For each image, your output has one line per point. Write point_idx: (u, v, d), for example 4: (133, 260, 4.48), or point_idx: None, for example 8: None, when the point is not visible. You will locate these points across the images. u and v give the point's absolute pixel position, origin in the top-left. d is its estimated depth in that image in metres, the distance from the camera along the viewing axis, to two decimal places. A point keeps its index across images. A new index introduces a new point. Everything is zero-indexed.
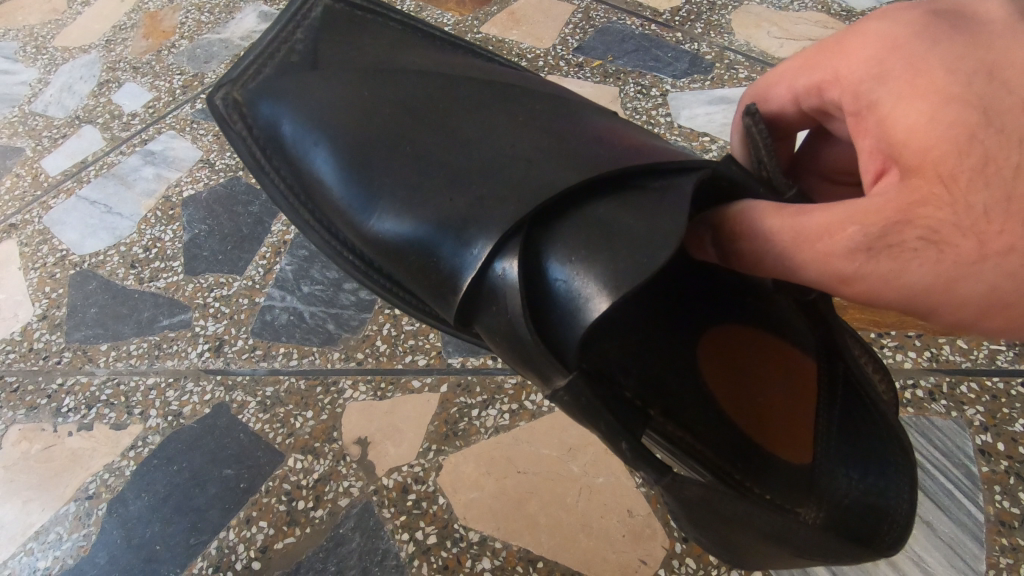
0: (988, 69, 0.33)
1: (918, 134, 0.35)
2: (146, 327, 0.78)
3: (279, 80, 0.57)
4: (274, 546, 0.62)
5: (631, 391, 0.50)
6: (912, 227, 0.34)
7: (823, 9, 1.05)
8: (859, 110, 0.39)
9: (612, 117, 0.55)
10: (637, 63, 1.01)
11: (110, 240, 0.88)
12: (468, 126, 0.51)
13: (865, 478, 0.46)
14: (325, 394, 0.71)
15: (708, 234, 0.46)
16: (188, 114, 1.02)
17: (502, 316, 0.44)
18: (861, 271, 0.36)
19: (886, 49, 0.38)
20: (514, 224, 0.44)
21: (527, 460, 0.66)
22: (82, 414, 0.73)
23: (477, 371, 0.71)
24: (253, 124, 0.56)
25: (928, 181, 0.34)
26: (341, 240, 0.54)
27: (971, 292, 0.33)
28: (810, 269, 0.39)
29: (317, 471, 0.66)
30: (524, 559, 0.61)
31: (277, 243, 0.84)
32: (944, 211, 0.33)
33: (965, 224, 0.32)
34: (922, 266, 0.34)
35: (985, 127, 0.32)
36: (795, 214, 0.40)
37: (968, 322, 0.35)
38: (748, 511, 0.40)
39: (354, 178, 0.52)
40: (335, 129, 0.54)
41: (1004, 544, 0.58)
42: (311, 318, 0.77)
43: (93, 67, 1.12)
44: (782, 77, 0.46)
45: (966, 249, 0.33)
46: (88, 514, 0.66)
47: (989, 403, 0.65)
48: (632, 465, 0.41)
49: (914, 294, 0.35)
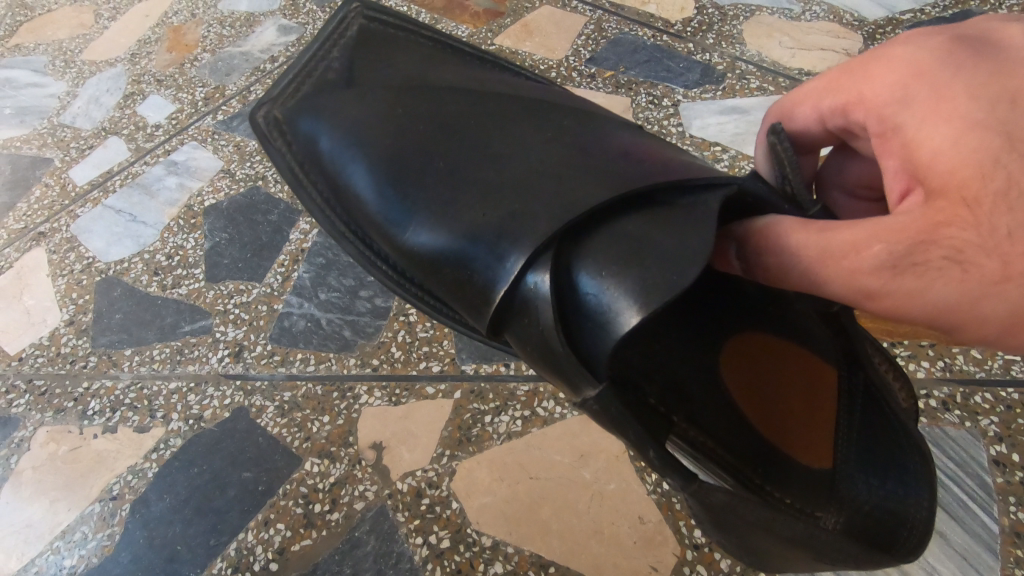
0: (1010, 96, 0.35)
1: (943, 156, 0.36)
2: (168, 333, 0.80)
3: (316, 94, 0.59)
4: (291, 548, 0.64)
5: (654, 398, 0.49)
6: (936, 247, 0.35)
7: (836, 18, 1.06)
8: (882, 129, 0.40)
9: (638, 131, 0.56)
10: (649, 74, 1.02)
11: (135, 248, 0.91)
12: (501, 142, 0.53)
13: (881, 484, 0.47)
14: (341, 399, 0.73)
15: (733, 247, 0.46)
16: (210, 126, 1.05)
17: (534, 328, 0.45)
18: (883, 288, 0.37)
19: (909, 71, 0.39)
20: (545, 239, 0.45)
21: (539, 466, 0.66)
22: (107, 417, 0.75)
23: (490, 378, 0.72)
24: (293, 138, 0.58)
25: (953, 203, 0.35)
26: (376, 251, 0.56)
27: (993, 311, 0.34)
28: (833, 284, 0.39)
29: (333, 475, 0.68)
30: (536, 564, 0.61)
31: (295, 251, 0.86)
32: (968, 232, 0.34)
33: (989, 246, 0.33)
34: (945, 286, 0.35)
35: (1009, 151, 0.33)
36: (821, 229, 0.40)
37: (989, 340, 0.36)
38: (772, 516, 0.41)
39: (389, 192, 0.53)
40: (371, 145, 0.55)
41: (1019, 556, 0.58)
42: (328, 324, 0.79)
43: (119, 80, 1.16)
44: (806, 96, 0.46)
45: (990, 270, 0.34)
46: (112, 514, 0.68)
47: (1004, 414, 0.64)
48: (659, 472, 0.41)
49: (936, 311, 0.36)
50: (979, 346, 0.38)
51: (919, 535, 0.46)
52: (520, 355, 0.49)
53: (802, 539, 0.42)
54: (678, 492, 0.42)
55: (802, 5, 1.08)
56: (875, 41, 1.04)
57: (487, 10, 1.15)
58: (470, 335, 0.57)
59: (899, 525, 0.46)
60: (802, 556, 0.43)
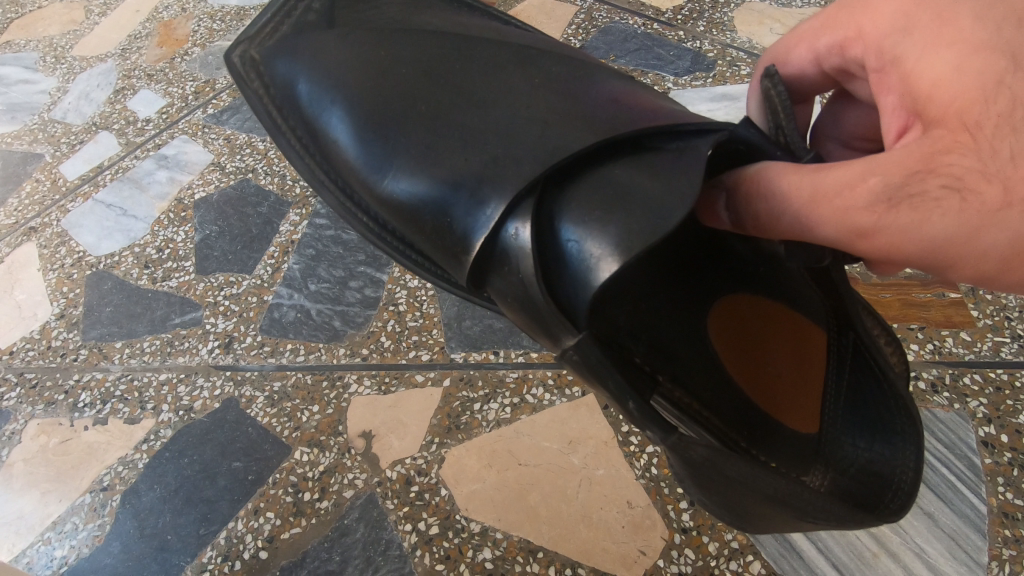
0: (1017, 16, 0.35)
1: (945, 83, 0.36)
2: (159, 325, 0.81)
3: (295, 38, 0.60)
4: (280, 536, 0.64)
5: (640, 356, 0.51)
6: (934, 176, 0.35)
7: (827, 5, 1.05)
8: (883, 65, 0.41)
9: (628, 79, 0.56)
10: (639, 62, 1.02)
11: (125, 241, 0.91)
12: (482, 83, 0.52)
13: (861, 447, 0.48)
14: (331, 389, 0.73)
15: (721, 197, 0.47)
16: (200, 119, 1.04)
17: (513, 276, 0.45)
18: (878, 224, 0.37)
19: (911, 2, 0.39)
20: (525, 186, 0.45)
21: (529, 453, 0.66)
22: (97, 409, 0.75)
23: (479, 365, 0.72)
24: (270, 82, 0.59)
25: (952, 129, 0.35)
26: (355, 201, 0.56)
27: (993, 242, 0.34)
28: (824, 225, 0.39)
29: (322, 464, 0.68)
30: (524, 549, 0.61)
31: (285, 243, 0.86)
32: (969, 158, 0.34)
33: (989, 171, 0.33)
34: (943, 215, 0.35)
35: (1013, 72, 0.34)
36: (808, 171, 0.40)
37: (992, 277, 0.36)
38: (754, 473, 0.40)
39: (367, 137, 0.54)
40: (347, 88, 0.55)
41: (1006, 536, 0.58)
42: (318, 315, 0.79)
43: (109, 75, 1.16)
44: (803, 38, 0.47)
45: (990, 197, 0.33)
46: (103, 505, 0.68)
47: (993, 395, 0.64)
48: (641, 424, 0.42)
49: (935, 245, 0.35)
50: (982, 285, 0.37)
51: (905, 494, 0.45)
52: (504, 311, 0.49)
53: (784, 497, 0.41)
54: (659, 446, 0.42)
55: None
56: None
57: None
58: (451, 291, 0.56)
59: (882, 486, 0.45)
60: (788, 515, 0.42)
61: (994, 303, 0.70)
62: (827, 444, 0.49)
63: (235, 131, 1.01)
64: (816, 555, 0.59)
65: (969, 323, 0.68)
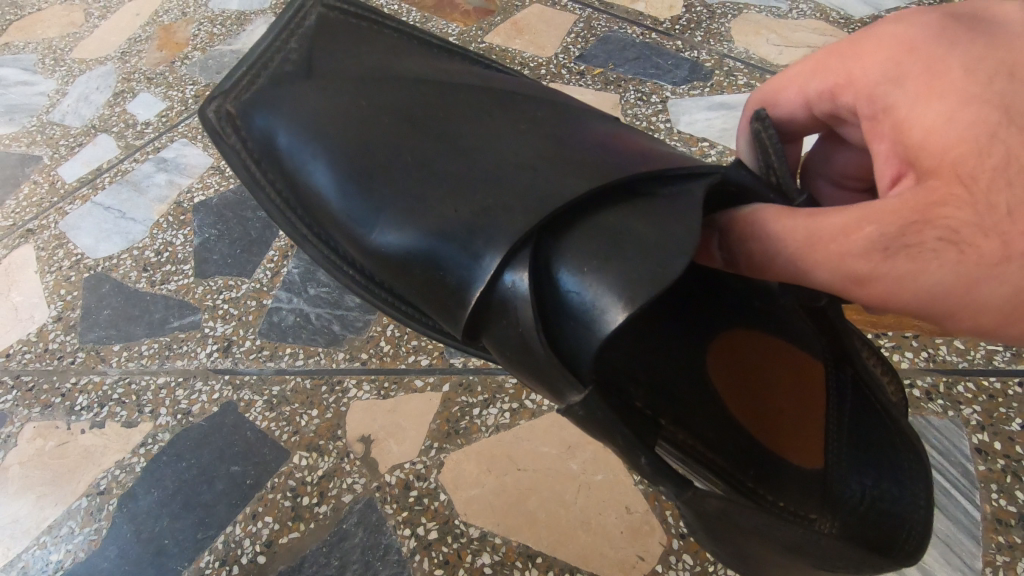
0: (1007, 69, 0.35)
1: (937, 134, 0.36)
2: (157, 328, 0.80)
3: (271, 88, 0.58)
4: (279, 540, 0.64)
5: (641, 401, 0.51)
6: (929, 228, 0.35)
7: (822, 16, 1.07)
8: (875, 113, 0.41)
9: (615, 122, 0.56)
10: (637, 71, 1.03)
11: (124, 244, 0.91)
12: (467, 135, 0.53)
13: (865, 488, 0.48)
14: (330, 393, 0.73)
15: (715, 237, 0.47)
16: (199, 123, 1.05)
17: (513, 328, 0.45)
18: (875, 272, 0.37)
19: (901, 53, 0.40)
20: (523, 235, 0.46)
21: (527, 458, 0.67)
22: (94, 412, 0.75)
23: (478, 371, 0.73)
24: (248, 137, 0.58)
25: (945, 181, 0.35)
26: (342, 253, 0.56)
27: (993, 295, 0.34)
28: (821, 270, 0.40)
29: (321, 468, 0.68)
30: (524, 554, 0.62)
31: (285, 247, 0.86)
32: (963, 211, 0.34)
33: (987, 225, 0.33)
34: (939, 267, 0.35)
35: (1007, 126, 0.34)
36: (804, 219, 0.41)
37: (992, 330, 0.35)
38: (770, 523, 0.40)
39: (353, 191, 0.54)
40: (332, 141, 0.55)
41: (1001, 542, 0.58)
42: (317, 319, 0.79)
43: (109, 78, 1.16)
44: (791, 81, 0.48)
45: (989, 250, 0.33)
46: (100, 509, 0.68)
47: (986, 403, 0.65)
48: (652, 479, 0.41)
49: (933, 295, 0.35)
50: (982, 335, 0.36)
51: (918, 535, 0.46)
52: (500, 359, 0.49)
53: (801, 547, 0.41)
54: (672, 500, 0.41)
55: (789, 3, 1.09)
56: None
57: (477, 8, 1.16)
58: (448, 341, 0.57)
59: (895, 525, 0.46)
60: (805, 563, 0.43)
61: None
62: (836, 483, 0.49)
63: None
64: None
65: None
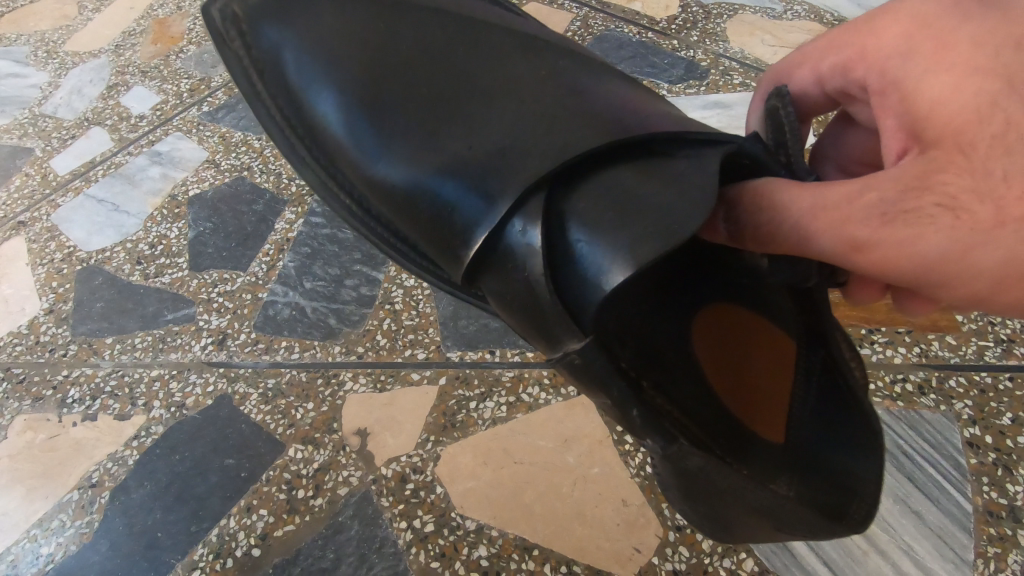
0: (1015, 40, 0.36)
1: (943, 105, 0.38)
2: (151, 321, 0.80)
3: (290, 12, 0.58)
4: (273, 533, 0.63)
5: (627, 361, 0.46)
6: (929, 194, 0.37)
7: (816, 18, 1.08)
8: (884, 85, 0.42)
9: (632, 79, 0.57)
10: (634, 69, 1.03)
11: (117, 237, 0.90)
12: (484, 76, 0.53)
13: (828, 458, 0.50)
14: (326, 386, 0.72)
15: (722, 208, 0.46)
16: (195, 117, 1.04)
17: (518, 276, 0.45)
18: (875, 238, 0.39)
19: (914, 26, 0.41)
20: (535, 188, 0.46)
21: (524, 451, 0.67)
22: (86, 405, 0.74)
23: (475, 364, 0.72)
24: (256, 50, 0.58)
25: (948, 150, 0.37)
26: (343, 184, 0.56)
27: (984, 258, 0.37)
28: (824, 238, 0.41)
29: (317, 461, 0.67)
30: (520, 546, 0.61)
31: (281, 240, 0.86)
32: (964, 179, 0.36)
33: (983, 191, 0.36)
34: (938, 231, 0.37)
35: (1008, 95, 0.36)
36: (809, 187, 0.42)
37: (980, 290, 0.39)
38: (742, 483, 0.45)
39: (364, 123, 0.54)
40: (349, 71, 0.55)
41: (992, 534, 0.59)
42: (313, 313, 0.78)
43: (102, 71, 1.15)
44: (806, 60, 0.49)
45: (983, 215, 0.36)
46: (91, 502, 0.67)
47: (977, 398, 0.66)
48: (640, 434, 0.44)
49: (930, 259, 0.38)
50: (969, 297, 0.40)
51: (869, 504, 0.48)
52: (495, 310, 0.49)
53: (768, 509, 0.46)
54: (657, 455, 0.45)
55: (783, 4, 1.10)
56: None
57: None
58: (437, 279, 0.55)
59: (848, 496, 0.48)
60: (767, 524, 0.47)
61: None
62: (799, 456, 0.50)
63: (230, 129, 1.01)
64: (808, 553, 0.59)
65: (954, 327, 0.70)
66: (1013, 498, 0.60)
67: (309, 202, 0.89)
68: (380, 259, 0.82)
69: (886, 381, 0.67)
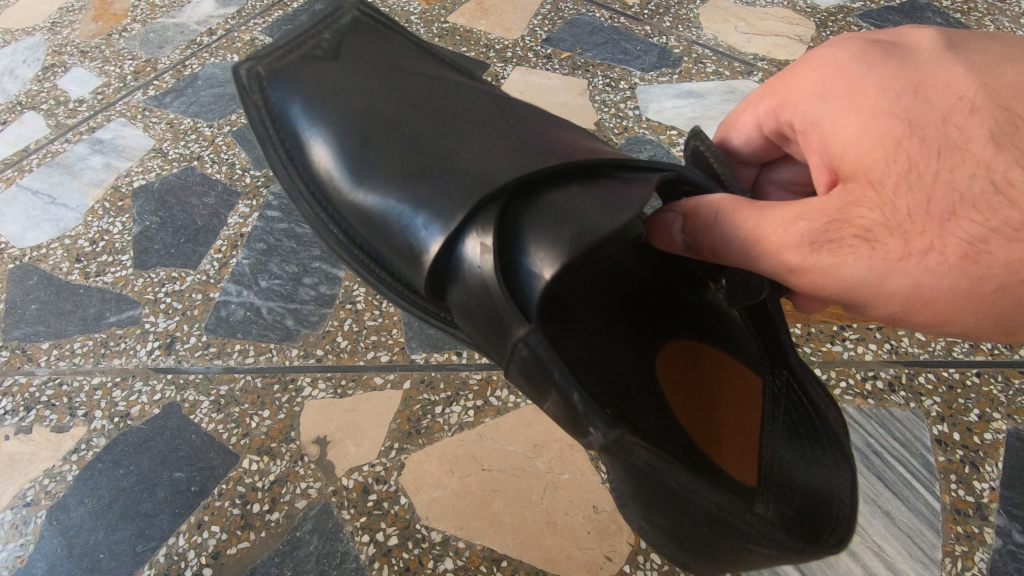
0: (912, 90, 0.40)
1: (855, 145, 0.41)
2: (92, 324, 0.74)
3: (299, 65, 0.55)
4: (226, 552, 0.60)
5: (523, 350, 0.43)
6: (849, 226, 0.40)
7: (789, 5, 1.06)
8: (805, 129, 0.45)
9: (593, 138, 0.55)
10: (605, 56, 1.00)
11: (53, 233, 0.84)
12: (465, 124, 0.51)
13: (779, 502, 0.46)
14: (283, 393, 0.68)
15: (677, 221, 0.47)
16: (140, 102, 0.97)
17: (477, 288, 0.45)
18: (806, 263, 0.41)
19: (791, 89, 0.46)
20: (492, 198, 0.46)
21: (491, 457, 0.64)
22: (20, 417, 0.69)
23: (441, 367, 0.69)
24: (270, 101, 0.54)
25: (862, 185, 0.40)
26: (342, 229, 0.52)
27: (897, 285, 0.39)
28: (761, 259, 0.42)
29: (273, 473, 0.64)
30: (487, 558, 0.59)
31: (234, 236, 0.81)
32: (876, 212, 0.39)
33: (893, 224, 0.38)
34: (857, 260, 0.39)
35: (910, 136, 0.39)
36: (755, 208, 0.43)
37: (895, 313, 0.41)
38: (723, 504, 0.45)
39: (356, 166, 0.51)
40: (337, 115, 0.52)
41: (959, 532, 0.59)
42: (269, 314, 0.74)
43: (37, 50, 1.06)
44: (750, 105, 0.51)
45: (893, 247, 0.38)
46: (26, 522, 0.63)
47: (946, 394, 0.66)
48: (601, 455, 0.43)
49: (849, 285, 0.40)
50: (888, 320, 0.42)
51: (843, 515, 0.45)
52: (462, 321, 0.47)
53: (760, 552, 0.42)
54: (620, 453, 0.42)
55: None
56: (828, 28, 1.04)
57: None
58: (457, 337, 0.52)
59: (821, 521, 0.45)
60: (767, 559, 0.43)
61: None
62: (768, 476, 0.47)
63: (179, 115, 0.95)
64: None
65: None
66: (980, 495, 0.60)
67: (265, 194, 0.84)
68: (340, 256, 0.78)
69: (857, 379, 0.67)
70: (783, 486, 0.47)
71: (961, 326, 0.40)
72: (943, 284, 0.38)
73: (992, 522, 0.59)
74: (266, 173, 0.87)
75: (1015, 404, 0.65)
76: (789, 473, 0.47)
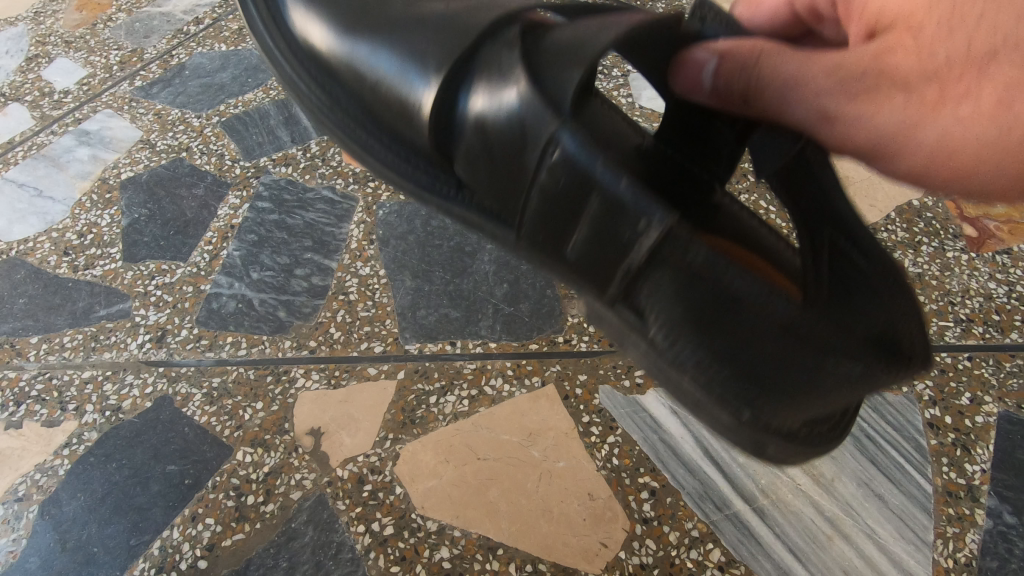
0: None
1: None
2: (81, 318, 0.74)
3: None
4: (221, 544, 0.60)
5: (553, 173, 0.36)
6: (884, 73, 0.38)
7: None
8: None
9: None
10: None
11: (40, 226, 0.82)
12: None
13: (856, 348, 0.38)
14: (276, 384, 0.68)
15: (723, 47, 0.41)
16: (126, 92, 0.95)
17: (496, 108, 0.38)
18: (839, 110, 0.38)
19: None
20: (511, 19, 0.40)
21: (487, 447, 0.64)
22: (10, 412, 0.68)
23: (435, 357, 0.69)
24: None
25: (898, 31, 0.38)
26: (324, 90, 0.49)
27: (925, 138, 0.38)
28: (792, 107, 0.38)
29: (267, 464, 0.63)
30: (483, 546, 0.59)
31: (224, 227, 0.80)
32: (910, 57, 0.37)
33: (929, 71, 0.37)
34: (891, 107, 0.38)
35: None
36: (786, 50, 0.39)
37: (919, 171, 0.40)
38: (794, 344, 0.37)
39: (337, 20, 0.47)
40: None
41: (951, 514, 0.59)
42: (261, 305, 0.73)
43: (20, 41, 1.04)
44: None
45: (925, 94, 0.37)
46: (18, 517, 0.62)
47: (938, 378, 0.66)
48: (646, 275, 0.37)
49: (880, 132, 0.39)
50: (913, 184, 0.41)
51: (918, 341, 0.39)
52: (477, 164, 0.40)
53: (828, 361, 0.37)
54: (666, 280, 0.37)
55: None
56: None
57: None
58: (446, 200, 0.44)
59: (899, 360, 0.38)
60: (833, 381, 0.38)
61: (938, 289, 0.72)
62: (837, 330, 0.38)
63: (166, 105, 0.93)
64: (774, 541, 0.59)
65: None
66: (971, 477, 0.61)
67: (255, 185, 0.83)
68: (333, 247, 0.78)
69: None
70: (855, 332, 0.38)
71: (988, 197, 0.40)
72: (979, 144, 0.37)
73: (983, 504, 0.60)
74: (255, 164, 0.86)
75: (1006, 387, 0.65)
76: (859, 314, 0.39)
